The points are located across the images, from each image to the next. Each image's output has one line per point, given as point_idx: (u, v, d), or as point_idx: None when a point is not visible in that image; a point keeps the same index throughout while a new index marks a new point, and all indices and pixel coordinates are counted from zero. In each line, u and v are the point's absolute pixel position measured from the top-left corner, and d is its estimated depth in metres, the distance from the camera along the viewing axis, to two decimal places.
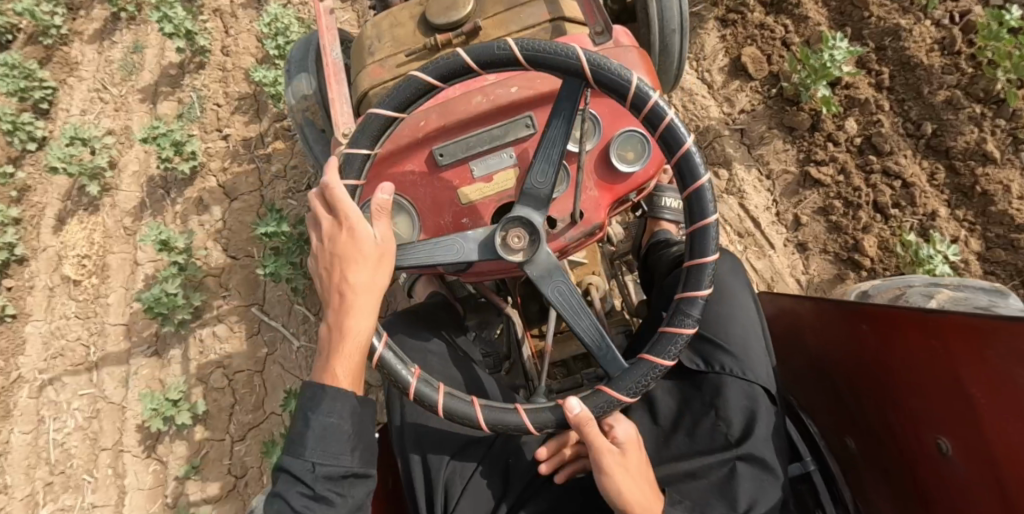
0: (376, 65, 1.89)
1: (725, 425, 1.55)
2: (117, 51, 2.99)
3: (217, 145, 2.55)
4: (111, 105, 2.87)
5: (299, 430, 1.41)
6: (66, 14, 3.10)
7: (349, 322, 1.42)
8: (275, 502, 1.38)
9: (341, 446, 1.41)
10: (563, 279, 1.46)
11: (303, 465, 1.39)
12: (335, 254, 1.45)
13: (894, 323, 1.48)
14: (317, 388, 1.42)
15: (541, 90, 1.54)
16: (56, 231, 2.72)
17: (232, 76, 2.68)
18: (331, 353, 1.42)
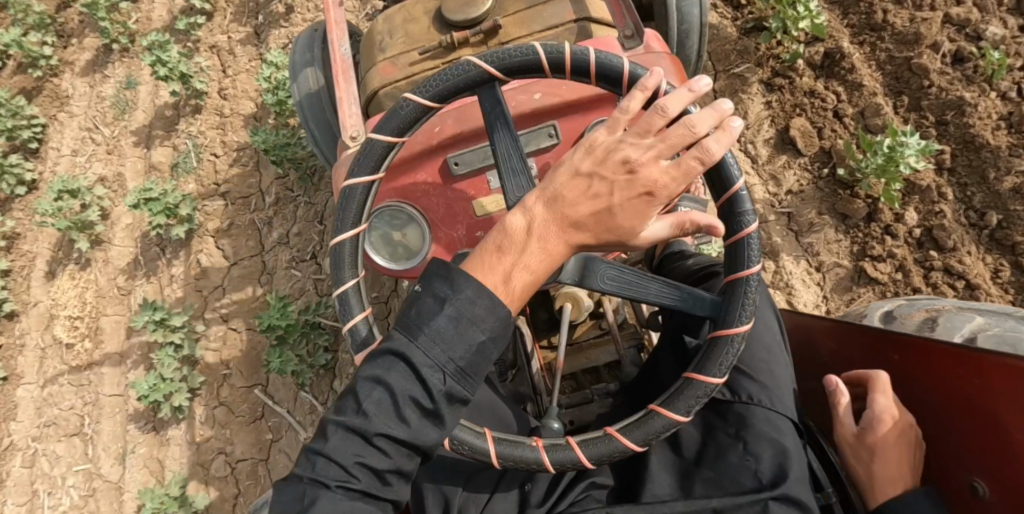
0: (386, 62, 1.64)
1: (754, 460, 1.22)
2: (109, 87, 2.84)
3: (214, 203, 2.36)
4: (103, 147, 2.72)
5: (422, 309, 0.98)
6: (58, 43, 2.96)
7: (539, 229, 1.02)
8: (372, 386, 0.97)
9: (477, 371, 0.99)
10: (610, 265, 1.15)
11: (422, 360, 0.97)
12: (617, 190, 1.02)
13: (937, 357, 1.27)
14: (467, 279, 0.99)
15: (569, 99, 1.36)
16: (47, 284, 2.57)
17: (230, 123, 2.50)
18: (504, 273, 1.00)
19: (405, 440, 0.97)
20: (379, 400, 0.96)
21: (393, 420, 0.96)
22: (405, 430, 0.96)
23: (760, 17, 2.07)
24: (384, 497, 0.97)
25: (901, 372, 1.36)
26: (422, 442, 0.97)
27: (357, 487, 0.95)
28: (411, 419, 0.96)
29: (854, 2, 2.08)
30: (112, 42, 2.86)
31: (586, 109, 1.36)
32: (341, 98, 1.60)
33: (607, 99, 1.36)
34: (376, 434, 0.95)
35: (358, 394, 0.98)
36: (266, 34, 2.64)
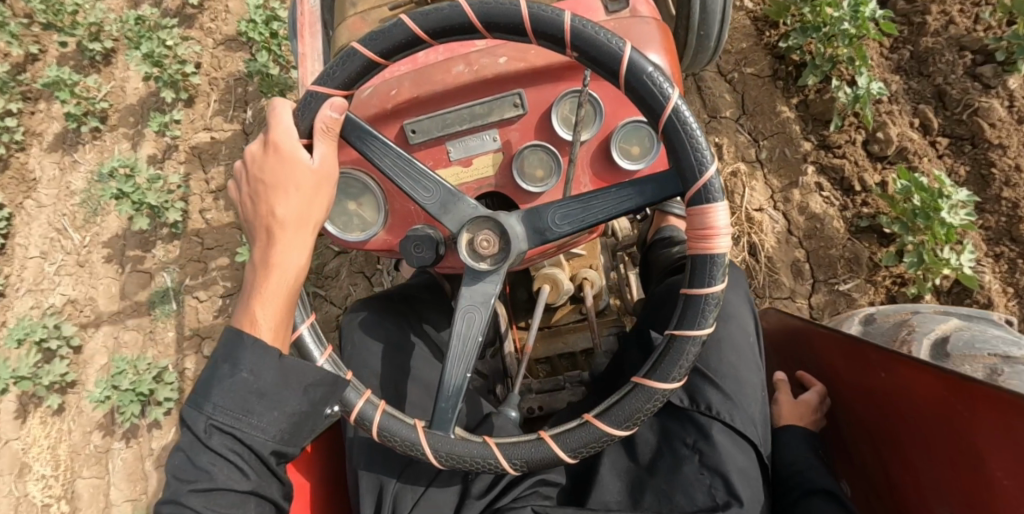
0: (356, 18, 1.58)
1: (710, 478, 1.23)
2: (79, 177, 2.50)
3: (198, 367, 2.07)
4: (74, 258, 2.38)
5: (204, 380, 1.07)
6: (23, 109, 2.68)
7: (281, 251, 1.13)
8: (175, 461, 1.05)
9: (262, 397, 1.06)
10: (558, 207, 1.18)
11: (200, 423, 1.04)
12: (266, 180, 1.16)
13: (920, 378, 1.23)
14: (228, 347, 1.08)
15: (534, 66, 1.29)
16: (17, 422, 2.22)
17: (215, 258, 2.14)
18: (254, 292, 1.12)
19: (233, 466, 1.05)
20: (179, 474, 1.04)
21: (207, 458, 1.03)
22: (220, 481, 1.03)
23: (877, 214, 1.66)
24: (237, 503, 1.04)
25: (884, 390, 1.32)
26: (235, 488, 1.04)
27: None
28: (218, 470, 1.03)
29: (995, 197, 1.69)
30: (79, 124, 2.51)
31: (552, 79, 1.31)
32: (305, 54, 1.60)
33: (576, 66, 1.30)
34: (184, 495, 1.02)
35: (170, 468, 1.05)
36: (257, 138, 2.27)
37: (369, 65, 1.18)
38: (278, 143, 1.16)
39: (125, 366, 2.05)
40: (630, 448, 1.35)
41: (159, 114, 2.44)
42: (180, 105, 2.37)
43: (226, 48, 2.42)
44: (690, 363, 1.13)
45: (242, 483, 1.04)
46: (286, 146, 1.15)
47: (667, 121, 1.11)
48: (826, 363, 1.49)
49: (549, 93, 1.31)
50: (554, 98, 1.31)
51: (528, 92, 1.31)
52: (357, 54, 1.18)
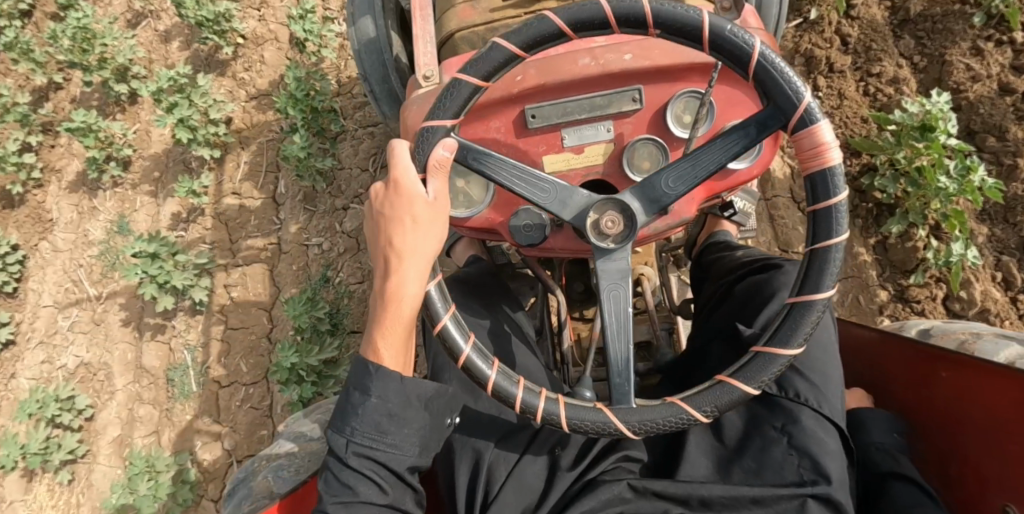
0: (466, 6, 1.67)
1: (799, 458, 1.22)
2: (97, 226, 2.39)
3: (217, 457, 1.98)
4: (88, 314, 2.28)
5: (341, 406, 1.18)
6: (45, 140, 2.60)
7: (401, 284, 1.14)
8: (325, 478, 1.18)
9: (391, 420, 1.16)
10: (666, 172, 1.14)
11: (340, 444, 1.16)
12: (384, 219, 1.17)
13: (988, 378, 1.26)
14: (362, 375, 1.17)
15: (660, 65, 1.22)
16: (24, 482, 2.13)
17: (239, 340, 2.04)
18: (377, 326, 1.16)
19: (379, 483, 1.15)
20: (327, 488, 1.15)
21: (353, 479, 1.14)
22: (362, 496, 1.13)
23: None
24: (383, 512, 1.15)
25: (948, 390, 1.34)
26: (372, 502, 1.13)
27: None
28: (361, 487, 1.14)
29: None
30: (101, 170, 2.40)
31: (675, 77, 1.24)
32: (417, 35, 1.50)
33: (700, 67, 1.23)
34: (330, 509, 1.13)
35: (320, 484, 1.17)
36: (289, 212, 2.13)
37: (512, 59, 1.12)
38: (394, 184, 1.16)
39: (140, 465, 1.97)
40: (716, 429, 1.35)
41: (185, 166, 2.32)
42: (210, 166, 2.24)
43: (258, 105, 2.30)
44: (819, 319, 1.10)
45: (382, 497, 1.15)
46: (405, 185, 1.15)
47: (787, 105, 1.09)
48: (885, 368, 1.50)
49: (667, 92, 1.24)
50: (671, 96, 1.24)
51: (647, 88, 1.24)
52: (463, 84, 1.14)
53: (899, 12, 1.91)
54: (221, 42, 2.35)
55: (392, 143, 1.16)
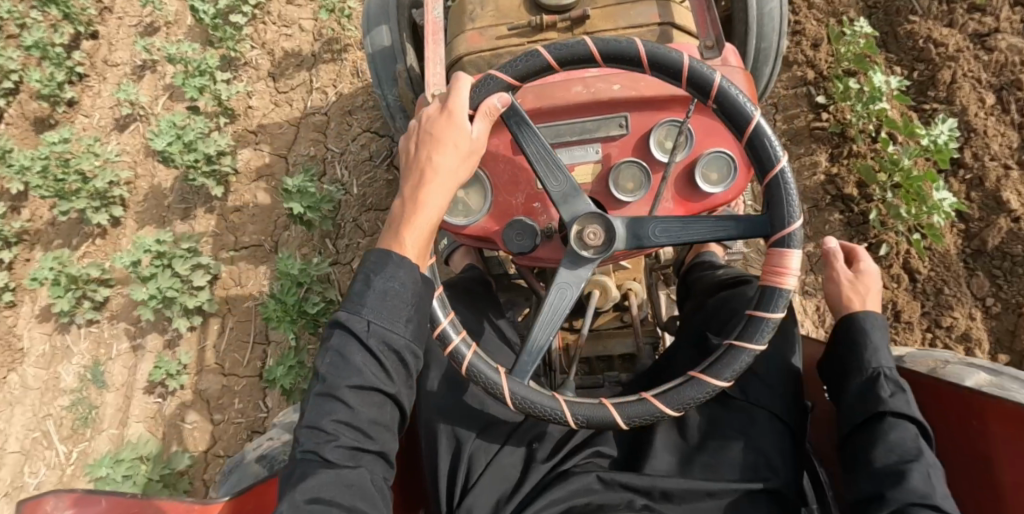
0: (474, 32, 1.68)
1: (760, 457, 1.22)
2: (69, 372, 2.20)
3: None
4: (57, 475, 2.10)
5: (355, 288, 1.08)
6: (20, 255, 2.39)
7: (426, 190, 1.12)
8: (328, 359, 1.06)
9: (402, 321, 1.08)
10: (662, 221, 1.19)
11: (358, 326, 1.06)
12: (425, 135, 1.15)
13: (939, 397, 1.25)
14: (372, 253, 1.10)
15: (644, 95, 1.32)
16: None
17: None
18: (402, 220, 1.12)
19: (368, 386, 1.05)
20: (320, 400, 1.04)
21: (352, 373, 1.04)
22: (361, 378, 1.04)
23: None
24: (373, 445, 1.05)
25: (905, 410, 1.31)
26: (382, 388, 1.05)
27: (345, 442, 1.02)
28: (366, 368, 1.05)
29: None
30: (72, 313, 2.20)
31: (657, 107, 1.33)
32: (429, 58, 1.54)
33: (679, 99, 1.32)
34: (325, 425, 1.02)
35: (314, 377, 1.06)
36: (276, 397, 1.97)
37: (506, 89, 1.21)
38: (447, 108, 1.15)
39: None
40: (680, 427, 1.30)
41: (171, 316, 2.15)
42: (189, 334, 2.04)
43: (248, 257, 2.09)
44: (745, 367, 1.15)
45: (384, 404, 1.06)
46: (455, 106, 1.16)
47: (760, 155, 1.16)
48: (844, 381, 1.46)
49: (651, 119, 1.33)
50: (654, 123, 1.32)
51: (633, 114, 1.33)
52: (495, 81, 1.21)
53: (974, 240, 1.71)
54: (210, 182, 2.15)
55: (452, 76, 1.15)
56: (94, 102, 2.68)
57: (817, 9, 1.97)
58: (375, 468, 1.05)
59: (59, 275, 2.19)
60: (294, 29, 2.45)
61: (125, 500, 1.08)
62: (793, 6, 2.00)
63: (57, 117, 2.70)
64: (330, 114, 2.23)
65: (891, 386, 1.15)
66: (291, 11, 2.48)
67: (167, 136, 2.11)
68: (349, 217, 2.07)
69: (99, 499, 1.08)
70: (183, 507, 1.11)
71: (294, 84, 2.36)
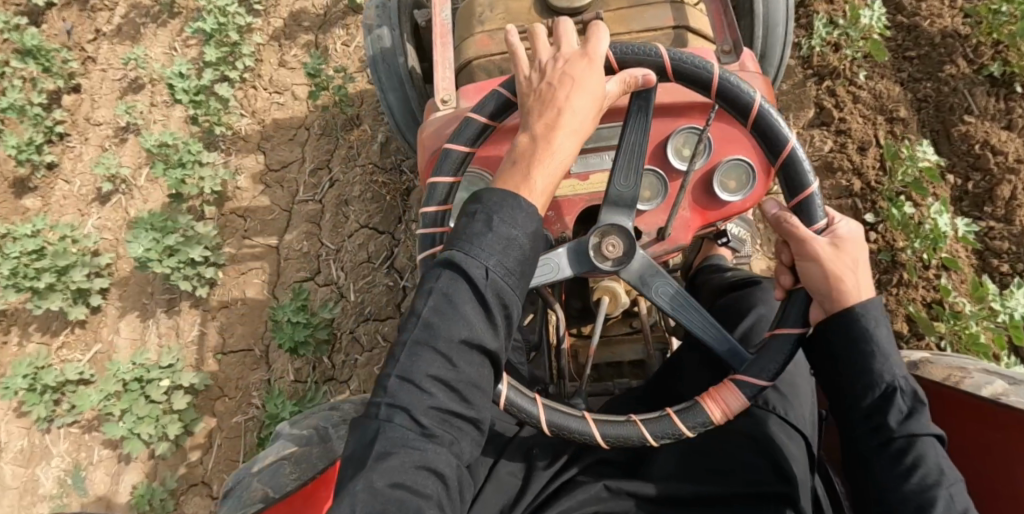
0: (483, 35, 1.58)
1: (764, 460, 1.08)
2: (48, 475, 2.06)
3: None
4: None
5: (460, 230, 0.97)
6: None
7: (555, 133, 1.00)
8: (431, 304, 0.95)
9: (519, 273, 0.97)
10: (668, 283, 1.12)
11: (472, 272, 0.94)
12: (560, 76, 1.03)
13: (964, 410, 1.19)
14: (492, 191, 0.98)
15: (663, 102, 1.21)
16: None
17: None
18: (525, 162, 1.00)
19: (470, 343, 0.95)
20: (415, 352, 0.94)
21: (459, 327, 0.94)
22: (471, 331, 0.94)
23: None
24: (464, 413, 0.95)
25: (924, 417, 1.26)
26: (488, 345, 0.95)
27: (436, 406, 0.93)
28: (473, 319, 0.94)
29: None
30: (51, 417, 2.08)
31: (675, 113, 1.22)
32: (436, 61, 1.53)
33: (699, 105, 1.21)
34: (423, 383, 0.92)
35: (410, 324, 0.96)
36: None
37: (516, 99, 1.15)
38: (589, 52, 1.05)
39: None
40: None
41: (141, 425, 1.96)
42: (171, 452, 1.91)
43: (239, 362, 1.95)
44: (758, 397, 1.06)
45: (483, 369, 0.96)
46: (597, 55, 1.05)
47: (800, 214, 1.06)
48: None
49: (669, 126, 1.21)
50: (670, 130, 1.21)
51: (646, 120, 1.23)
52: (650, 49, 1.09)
53: None
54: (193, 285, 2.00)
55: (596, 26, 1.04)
56: (75, 167, 2.55)
57: (864, 104, 1.80)
58: (457, 444, 0.94)
59: (35, 384, 2.08)
60: (286, 96, 2.29)
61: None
62: (837, 98, 1.81)
63: (37, 182, 2.55)
64: (324, 202, 2.06)
65: (908, 403, 0.99)
66: (282, 76, 2.33)
67: (145, 241, 2.00)
68: (347, 326, 1.90)
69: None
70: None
71: (288, 161, 2.17)
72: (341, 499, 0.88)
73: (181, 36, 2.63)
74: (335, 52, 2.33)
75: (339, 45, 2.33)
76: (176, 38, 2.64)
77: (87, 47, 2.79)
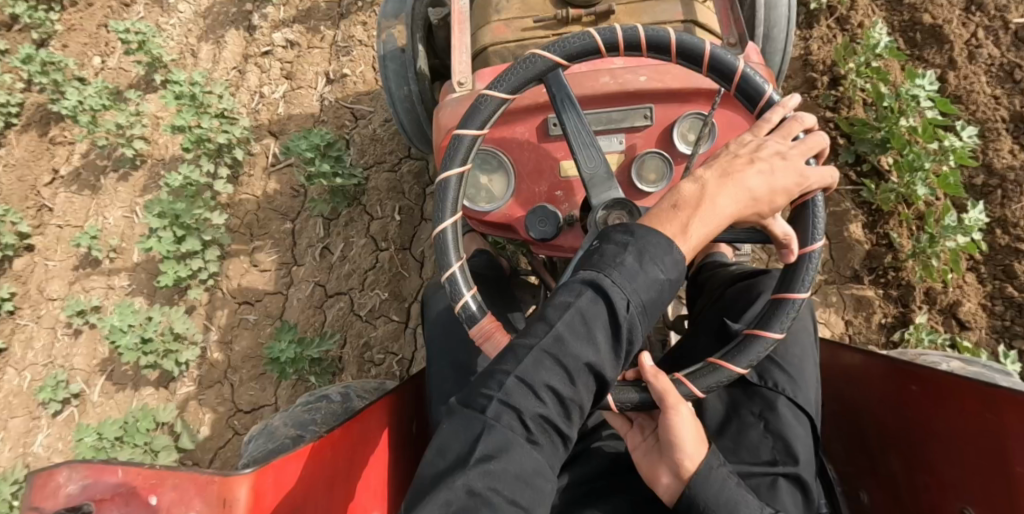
0: (500, 23, 1.57)
1: (767, 442, 1.15)
2: None
3: None
4: None
5: (604, 253, 0.96)
6: None
7: (715, 191, 0.99)
8: (570, 310, 0.93)
9: (656, 314, 0.96)
10: None
11: (618, 300, 0.93)
12: (756, 158, 1.02)
13: (949, 393, 1.20)
14: (645, 228, 0.97)
15: (668, 87, 1.31)
16: None
17: None
18: (677, 213, 0.98)
19: (590, 368, 0.93)
20: (541, 360, 0.92)
21: (585, 351, 0.93)
22: (598, 356, 0.93)
23: None
24: (567, 430, 0.93)
25: (913, 406, 1.28)
26: (609, 372, 0.94)
27: (544, 415, 0.91)
28: (603, 343, 0.94)
29: None
30: None
31: (681, 99, 1.32)
32: (454, 45, 1.49)
33: (704, 92, 1.31)
34: (542, 387, 0.91)
35: (543, 325, 0.94)
36: None
37: (591, 50, 1.12)
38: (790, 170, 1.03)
39: None
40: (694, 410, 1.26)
41: None
42: None
43: None
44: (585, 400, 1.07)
45: (592, 395, 0.95)
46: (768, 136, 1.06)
47: (741, 338, 1.05)
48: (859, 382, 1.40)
49: (675, 112, 1.31)
50: (677, 114, 1.31)
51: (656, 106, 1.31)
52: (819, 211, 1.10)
53: None
54: None
55: (813, 123, 1.03)
56: (24, 355, 2.24)
57: None
58: (552, 458, 0.92)
59: None
60: (257, 309, 1.93)
61: (146, 471, 1.05)
62: None
63: None
64: None
65: None
66: (251, 283, 1.97)
67: None
68: None
69: (116, 469, 1.05)
70: (203, 479, 1.06)
71: (260, 402, 1.85)
72: (444, 485, 0.88)
73: (143, 197, 2.30)
74: (309, 261, 1.95)
75: (312, 247, 1.96)
76: (137, 199, 2.31)
77: (43, 192, 2.50)
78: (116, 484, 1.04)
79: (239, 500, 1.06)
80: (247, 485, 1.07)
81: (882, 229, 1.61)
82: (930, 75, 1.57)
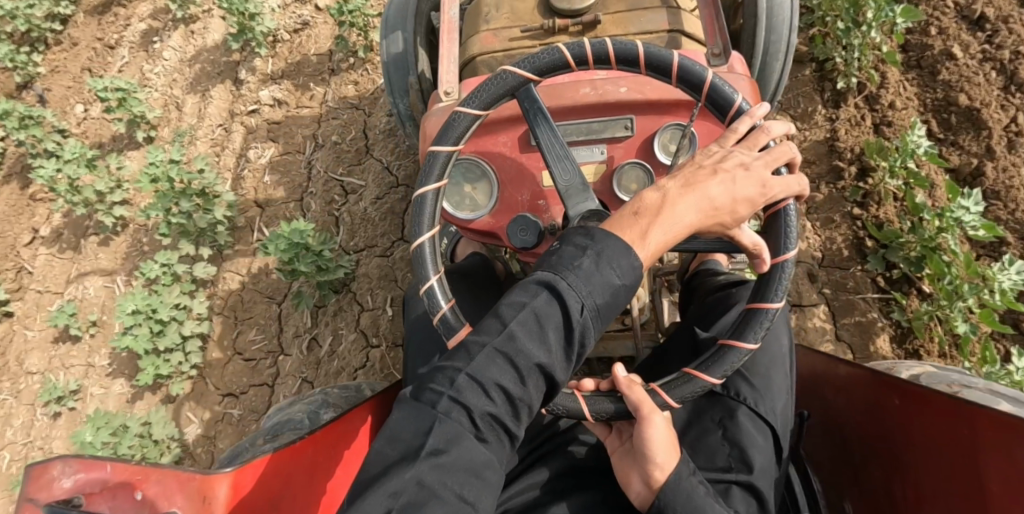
0: (488, 32, 1.46)
1: (726, 450, 1.12)
2: None
3: None
4: None
5: (562, 253, 0.90)
6: None
7: (673, 198, 0.92)
8: (523, 306, 0.88)
9: (612, 317, 0.90)
10: None
11: (572, 302, 0.87)
12: (715, 166, 0.96)
13: (929, 407, 1.13)
14: (604, 232, 0.90)
15: (650, 97, 1.19)
16: None
17: None
18: (630, 223, 0.92)
19: (541, 369, 0.88)
20: (491, 358, 0.87)
21: (536, 350, 0.87)
22: (549, 358, 0.88)
23: None
24: (515, 429, 0.88)
25: (894, 417, 1.21)
26: (561, 372, 0.89)
27: (493, 414, 0.86)
28: (555, 344, 0.88)
29: None
30: None
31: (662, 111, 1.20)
32: (441, 55, 1.39)
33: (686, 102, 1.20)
34: (491, 385, 0.86)
35: (496, 322, 0.89)
36: None
37: (558, 63, 1.06)
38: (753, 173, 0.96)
39: None
40: None
41: None
42: None
43: None
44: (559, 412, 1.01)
45: (543, 396, 0.90)
46: (734, 146, 0.99)
47: (715, 349, 1.00)
48: (839, 391, 1.33)
49: (657, 122, 1.19)
50: (658, 126, 1.19)
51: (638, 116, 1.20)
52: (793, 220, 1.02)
53: None
54: None
55: (777, 129, 0.96)
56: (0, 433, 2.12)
57: None
58: (499, 455, 0.88)
59: None
60: (240, 403, 1.82)
61: (131, 466, 1.00)
62: None
63: None
64: None
65: None
66: (234, 374, 1.86)
67: None
68: None
69: (105, 464, 1.00)
70: (186, 476, 1.03)
71: None
72: (393, 476, 0.84)
73: (124, 266, 2.19)
74: (295, 353, 1.84)
75: (299, 337, 1.85)
76: (118, 267, 2.19)
77: (23, 252, 2.38)
78: (102, 477, 0.99)
79: (220, 498, 1.04)
80: (228, 484, 1.05)
81: (911, 346, 1.49)
82: (975, 195, 1.43)
